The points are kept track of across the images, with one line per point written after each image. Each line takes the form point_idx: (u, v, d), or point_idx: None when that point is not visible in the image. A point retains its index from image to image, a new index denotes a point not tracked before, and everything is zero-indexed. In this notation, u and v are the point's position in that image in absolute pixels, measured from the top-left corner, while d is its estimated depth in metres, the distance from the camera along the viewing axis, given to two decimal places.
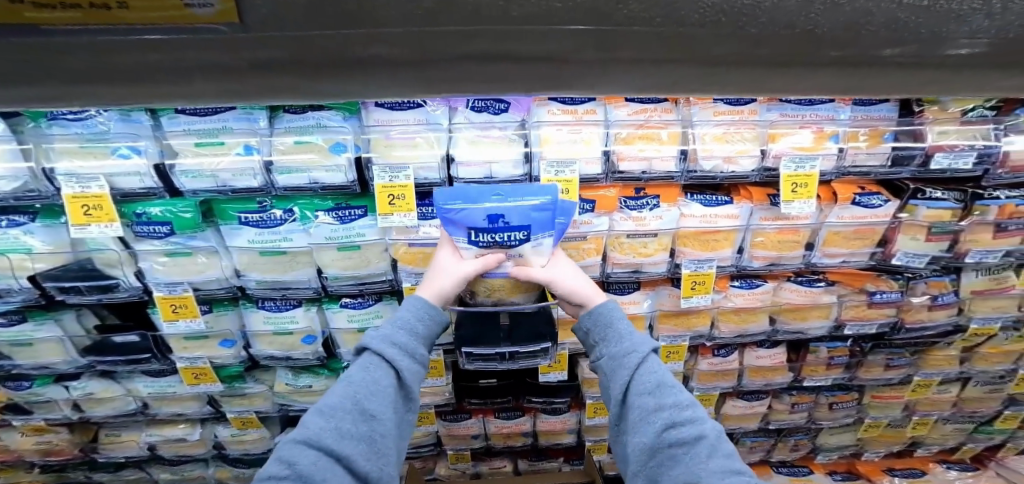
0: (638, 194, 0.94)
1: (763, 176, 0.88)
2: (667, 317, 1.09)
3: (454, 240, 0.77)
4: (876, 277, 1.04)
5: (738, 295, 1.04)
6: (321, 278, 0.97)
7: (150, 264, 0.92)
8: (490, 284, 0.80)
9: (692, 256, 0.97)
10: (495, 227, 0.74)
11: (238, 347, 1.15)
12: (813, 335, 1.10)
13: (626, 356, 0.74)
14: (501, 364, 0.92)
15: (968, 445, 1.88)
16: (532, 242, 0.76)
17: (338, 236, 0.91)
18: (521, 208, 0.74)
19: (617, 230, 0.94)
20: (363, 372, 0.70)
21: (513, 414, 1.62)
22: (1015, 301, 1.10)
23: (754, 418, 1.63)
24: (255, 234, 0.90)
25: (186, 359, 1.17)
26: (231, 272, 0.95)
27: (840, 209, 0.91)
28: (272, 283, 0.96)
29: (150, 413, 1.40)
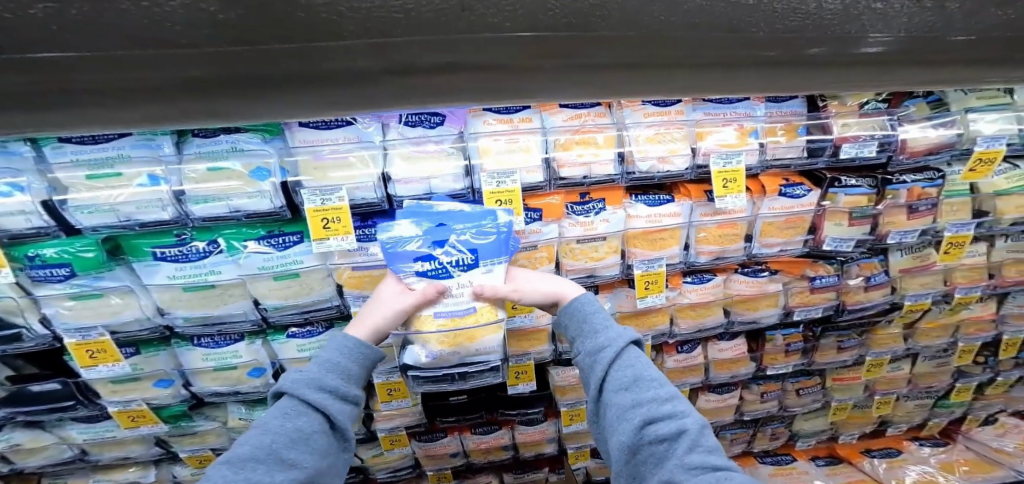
0: (583, 198, 0.93)
1: (696, 173, 0.90)
2: (627, 318, 1.09)
3: (400, 275, 0.77)
4: (813, 262, 1.08)
5: (691, 291, 1.04)
6: (259, 309, 0.94)
7: (55, 309, 0.88)
8: (442, 325, 0.77)
9: (643, 256, 0.96)
10: (443, 255, 0.76)
11: (177, 386, 1.09)
12: (766, 324, 1.11)
13: (599, 351, 0.73)
14: (452, 385, 0.84)
15: (932, 420, 1.99)
16: (479, 266, 0.78)
17: (273, 265, 0.88)
18: (467, 233, 0.77)
19: (566, 236, 0.94)
20: (283, 417, 0.67)
21: (489, 429, 1.57)
22: (940, 277, 1.17)
23: (727, 411, 1.65)
24: (176, 269, 0.87)
25: (119, 403, 1.09)
26: (153, 311, 0.92)
27: (770, 201, 0.94)
28: (202, 319, 0.94)
29: (91, 460, 1.29)
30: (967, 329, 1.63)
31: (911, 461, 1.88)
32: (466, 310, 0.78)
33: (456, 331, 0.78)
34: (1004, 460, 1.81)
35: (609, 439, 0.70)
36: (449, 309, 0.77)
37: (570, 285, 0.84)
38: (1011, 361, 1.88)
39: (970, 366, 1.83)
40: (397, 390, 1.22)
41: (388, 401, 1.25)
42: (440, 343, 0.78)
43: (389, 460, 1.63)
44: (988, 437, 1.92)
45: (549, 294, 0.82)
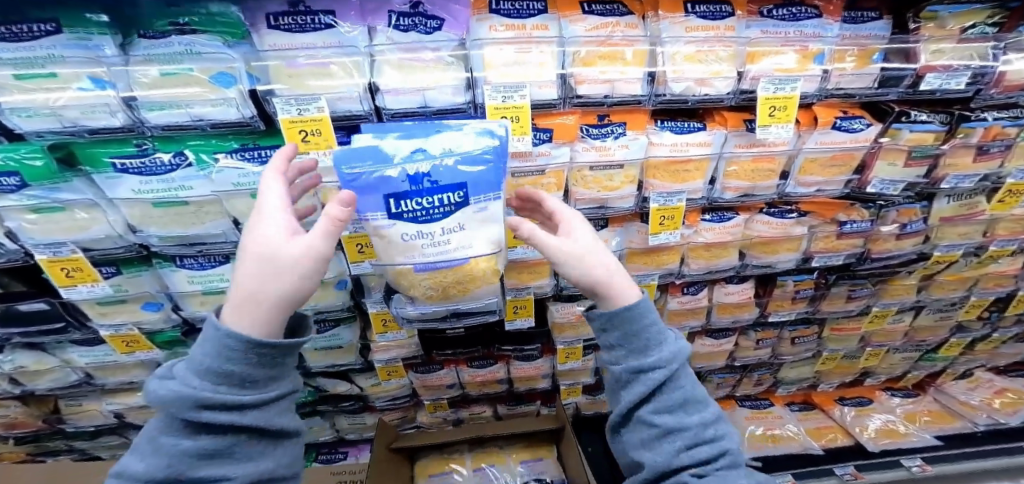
0: (602, 121, 0.82)
1: (739, 99, 0.79)
2: (636, 255, 1.04)
3: (369, 219, 0.57)
4: (849, 206, 0.99)
5: (708, 230, 0.95)
6: (240, 229, 0.87)
7: (17, 222, 0.80)
8: (429, 279, 0.61)
9: (660, 188, 0.87)
10: (419, 190, 0.56)
11: (167, 310, 1.05)
12: (781, 268, 1.06)
13: (651, 374, 0.66)
14: (447, 323, 0.72)
15: (912, 372, 2.05)
16: (471, 205, 0.58)
17: (250, 182, 0.81)
18: (450, 159, 0.57)
19: (578, 162, 0.84)
20: (173, 440, 0.55)
21: (486, 363, 1.58)
22: (979, 228, 1.09)
23: (720, 355, 1.68)
24: (140, 183, 0.77)
25: (111, 327, 1.05)
26: (124, 228, 0.84)
27: (820, 135, 0.83)
28: (179, 238, 0.87)
29: (98, 384, 1.29)
30: (983, 284, 1.57)
31: (879, 410, 2.00)
32: (456, 262, 0.59)
33: (444, 285, 0.62)
34: (966, 413, 1.93)
35: (639, 451, 0.70)
36: (433, 261, 0.59)
37: (625, 287, 0.66)
38: (1013, 320, 1.87)
39: (971, 321, 1.83)
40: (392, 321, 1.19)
41: (384, 332, 1.22)
42: (428, 298, 0.64)
43: (388, 390, 1.66)
44: (958, 390, 2.01)
45: (599, 283, 0.65)
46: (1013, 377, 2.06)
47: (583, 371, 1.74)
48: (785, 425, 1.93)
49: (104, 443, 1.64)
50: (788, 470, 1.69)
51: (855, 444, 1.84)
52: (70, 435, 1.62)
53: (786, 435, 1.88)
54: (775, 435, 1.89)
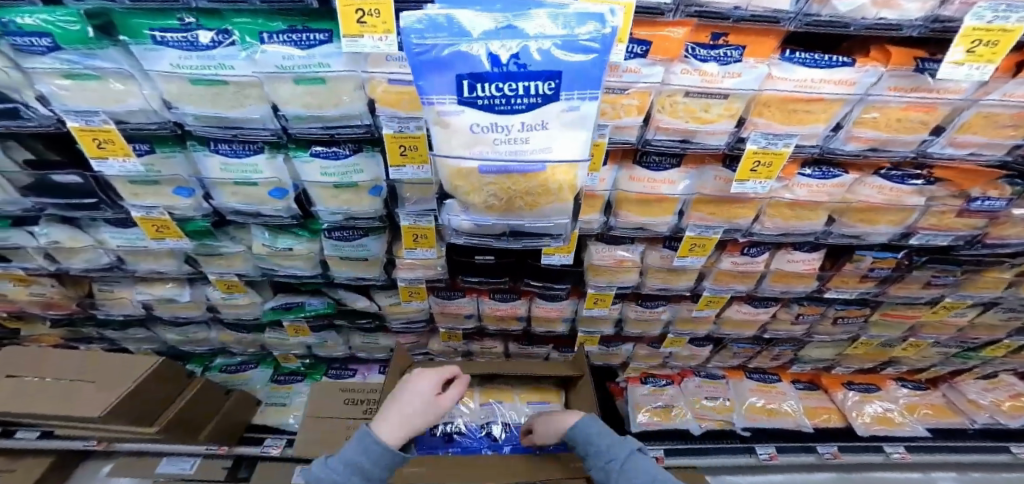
0: (715, 40, 0.61)
1: (923, 31, 0.54)
2: (703, 203, 0.92)
3: (435, 103, 0.46)
4: (994, 180, 0.81)
5: (801, 186, 0.81)
6: (279, 118, 0.78)
7: (48, 87, 0.72)
8: (494, 185, 0.52)
9: (767, 129, 0.68)
10: (502, 74, 0.43)
11: (199, 198, 1.00)
12: (869, 241, 0.93)
13: (612, 462, 0.94)
14: (502, 241, 0.64)
15: (936, 366, 2.00)
16: (561, 102, 0.45)
17: (295, 67, 0.69)
18: (547, 42, 0.43)
19: (673, 85, 0.65)
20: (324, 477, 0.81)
21: (507, 297, 1.53)
22: None
23: (752, 325, 1.62)
24: (179, 58, 0.67)
25: (142, 209, 1.01)
26: (159, 104, 0.76)
27: (1016, 86, 0.61)
28: (216, 120, 0.78)
29: (130, 268, 1.29)
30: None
31: (884, 399, 1.98)
32: (530, 167, 0.49)
33: (510, 194, 0.53)
34: (969, 410, 1.94)
35: None
36: (503, 162, 0.49)
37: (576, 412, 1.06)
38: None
39: None
40: (423, 237, 1.11)
41: (413, 248, 1.16)
42: (487, 207, 0.56)
43: (406, 312, 1.63)
44: (970, 389, 1.98)
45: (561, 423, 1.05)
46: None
47: (605, 322, 1.68)
48: (786, 401, 1.93)
49: (133, 336, 1.77)
50: (774, 444, 1.82)
51: (846, 427, 1.90)
52: (101, 323, 1.68)
53: (782, 411, 1.91)
54: (771, 409, 1.91)
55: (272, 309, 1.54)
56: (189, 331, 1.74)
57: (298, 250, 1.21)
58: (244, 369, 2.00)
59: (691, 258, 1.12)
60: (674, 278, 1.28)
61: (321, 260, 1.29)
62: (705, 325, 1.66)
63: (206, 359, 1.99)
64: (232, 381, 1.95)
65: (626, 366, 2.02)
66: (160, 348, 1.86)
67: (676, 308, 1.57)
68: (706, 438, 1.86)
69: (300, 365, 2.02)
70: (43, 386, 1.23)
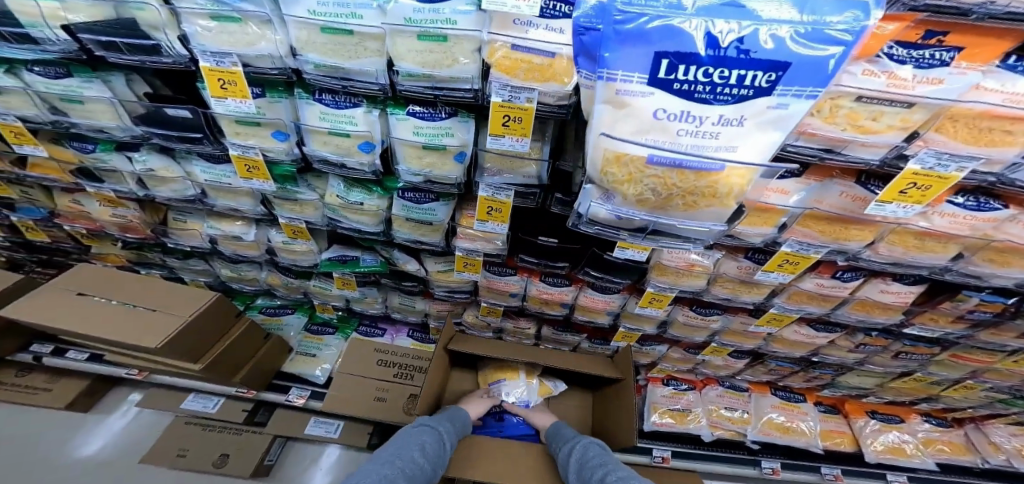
0: (925, 39, 0.53)
1: None
2: (815, 220, 0.85)
3: (618, 79, 0.40)
4: None
5: (943, 215, 0.74)
6: (392, 74, 0.73)
7: (194, 28, 0.74)
8: (658, 179, 0.46)
9: (943, 147, 0.60)
10: (716, 57, 0.38)
11: (292, 143, 0.97)
12: (991, 284, 0.86)
13: (569, 442, 1.23)
14: (632, 238, 0.58)
15: (969, 409, 1.86)
16: (772, 97, 0.40)
17: (422, 20, 0.66)
18: (783, 28, 0.39)
19: (843, 87, 0.56)
20: (416, 438, 1.11)
21: (559, 282, 1.50)
22: None
23: (805, 347, 1.55)
24: (317, 4, 0.68)
25: (239, 148, 0.99)
26: (286, 51, 0.75)
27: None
28: (332, 71, 0.75)
29: (210, 204, 1.28)
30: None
31: (906, 431, 1.90)
32: (707, 166, 0.44)
33: (672, 192, 0.48)
34: (984, 451, 1.86)
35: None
36: (679, 157, 0.43)
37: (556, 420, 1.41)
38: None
39: None
40: (497, 211, 1.06)
41: (484, 221, 1.12)
42: (639, 202, 0.50)
43: (451, 282, 1.60)
44: (998, 431, 1.87)
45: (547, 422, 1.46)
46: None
47: (650, 321, 1.63)
48: (805, 420, 1.88)
49: (191, 267, 1.79)
50: (779, 460, 1.83)
51: (855, 453, 1.88)
52: (167, 250, 1.73)
53: (798, 430, 1.86)
54: (787, 426, 1.85)
55: (329, 260, 1.54)
56: (242, 270, 1.76)
57: (368, 205, 1.18)
58: (281, 314, 2.02)
59: (776, 274, 1.06)
60: (744, 290, 1.22)
61: (386, 218, 1.25)
62: (754, 340, 1.60)
63: (249, 299, 2.04)
64: (269, 324, 1.98)
65: (654, 366, 1.98)
66: (211, 283, 1.91)
67: (730, 319, 1.51)
68: (715, 446, 1.87)
69: (332, 317, 2.01)
70: (106, 308, 1.27)
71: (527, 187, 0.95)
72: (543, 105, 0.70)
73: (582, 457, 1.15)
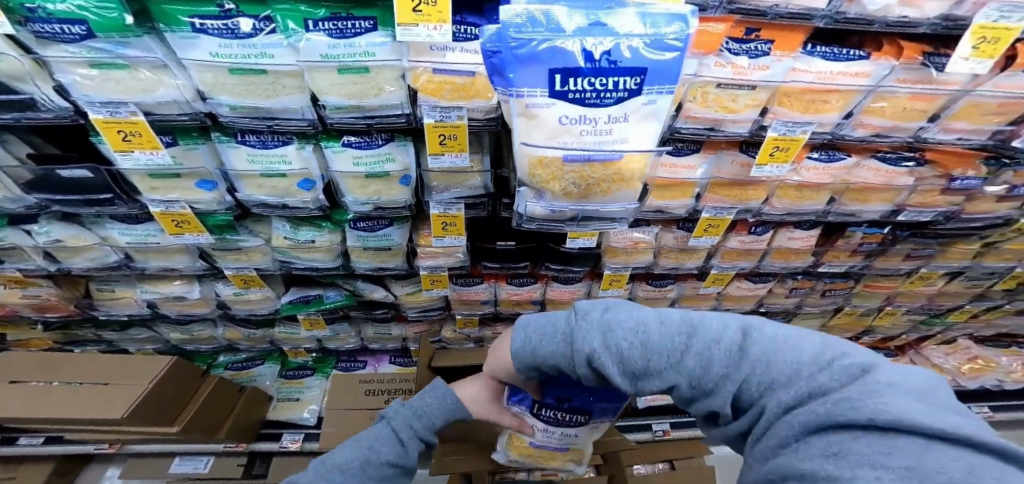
0: (748, 35, 0.70)
1: (937, 28, 0.64)
2: (720, 187, 1.01)
3: (525, 95, 0.50)
4: (974, 160, 0.90)
5: (809, 169, 0.91)
6: (317, 108, 0.78)
7: (71, 77, 0.71)
8: (575, 172, 0.57)
9: (787, 117, 0.78)
10: (594, 68, 0.48)
11: (221, 191, 0.98)
12: (864, 219, 1.03)
13: (583, 342, 0.63)
14: (569, 227, 0.70)
15: (905, 334, 2.12)
16: (644, 96, 0.51)
17: (339, 54, 0.71)
18: (636, 40, 0.48)
19: (705, 77, 0.73)
20: (371, 429, 0.82)
21: (525, 281, 1.60)
22: None
23: (751, 299, 1.72)
24: (219, 46, 0.69)
25: (160, 203, 0.98)
26: (192, 95, 0.76)
27: (1002, 78, 0.72)
28: (252, 110, 0.78)
29: (137, 267, 1.26)
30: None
31: None
32: (610, 157, 0.55)
33: (590, 181, 0.59)
34: None
35: (646, 379, 0.59)
36: (587, 153, 0.55)
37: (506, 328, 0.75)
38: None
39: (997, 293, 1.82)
40: (451, 225, 1.15)
41: (442, 237, 1.21)
42: (566, 194, 0.61)
43: (421, 301, 1.66)
44: (936, 353, 2.11)
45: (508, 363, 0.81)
46: (990, 347, 2.11)
47: None
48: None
49: (133, 337, 1.75)
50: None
51: None
52: (98, 324, 1.68)
53: None
54: None
55: (291, 302, 1.55)
56: (194, 330, 1.73)
57: (320, 241, 1.22)
58: (250, 366, 1.97)
59: (705, 238, 1.22)
60: (685, 257, 1.37)
61: (341, 251, 1.31)
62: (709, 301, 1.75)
63: (211, 357, 1.96)
64: (239, 378, 1.93)
65: None
66: (162, 349, 1.86)
67: (683, 286, 1.64)
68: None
69: (308, 359, 2.02)
70: (51, 390, 1.23)
71: (474, 198, 1.05)
72: (472, 120, 0.81)
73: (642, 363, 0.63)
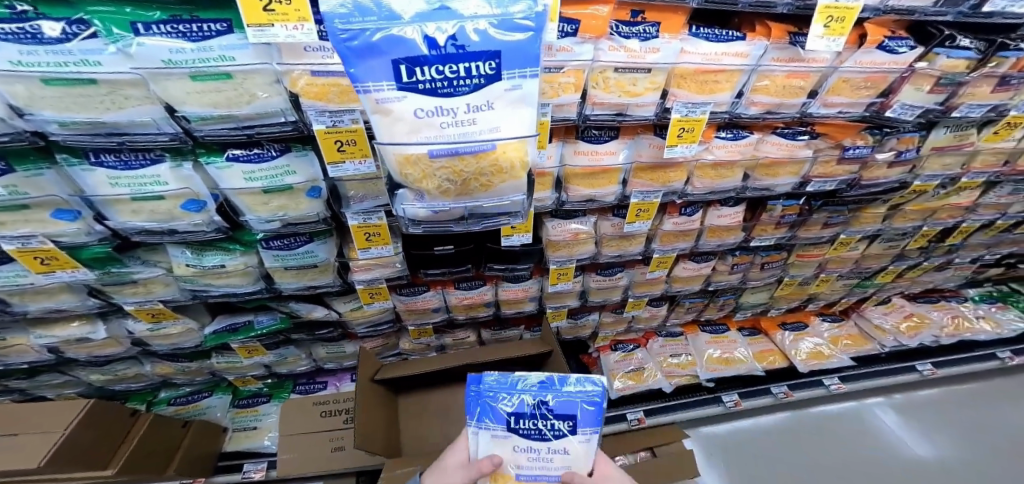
0: (635, 17, 0.70)
1: (792, 8, 0.66)
2: (643, 171, 0.94)
3: (372, 90, 0.46)
4: (859, 131, 0.94)
5: (720, 147, 0.91)
6: (177, 120, 0.71)
7: None
8: (447, 167, 0.53)
9: (686, 99, 0.77)
10: (441, 55, 0.45)
11: (88, 220, 0.88)
12: (777, 192, 1.04)
13: None
14: (460, 225, 0.66)
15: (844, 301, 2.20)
16: (504, 81, 0.47)
17: (187, 59, 0.63)
18: (482, 22, 0.45)
19: (603, 62, 0.72)
20: None
21: (474, 284, 1.31)
22: (961, 160, 1.08)
23: (696, 280, 1.49)
24: (22, 53, 0.59)
25: (14, 241, 0.87)
26: (4, 111, 0.66)
27: (861, 54, 0.75)
28: (92, 126, 0.69)
29: (17, 311, 1.10)
30: (982, 210, 1.45)
31: None
32: (481, 148, 0.51)
33: (465, 176, 0.55)
34: None
35: None
36: (452, 146, 0.50)
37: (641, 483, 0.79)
38: (972, 256, 1.83)
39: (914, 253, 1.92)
40: (377, 235, 1.01)
41: (367, 248, 1.04)
42: (443, 192, 0.57)
43: (370, 316, 1.39)
44: (874, 314, 1.93)
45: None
46: (921, 303, 1.99)
47: (574, 294, 1.44)
48: (738, 348, 1.78)
49: (48, 383, 1.43)
50: (735, 390, 1.71)
51: None
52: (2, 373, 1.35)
53: (738, 358, 1.74)
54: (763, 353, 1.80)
55: (214, 332, 1.31)
56: (116, 370, 1.44)
57: (231, 266, 1.07)
58: (197, 399, 1.65)
59: (638, 224, 1.09)
60: (627, 244, 1.21)
61: (262, 273, 1.14)
62: (660, 285, 1.47)
63: (150, 394, 1.63)
64: (185, 414, 1.61)
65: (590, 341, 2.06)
66: (86, 392, 1.53)
67: (633, 272, 1.40)
68: (678, 394, 1.71)
69: (262, 385, 1.71)
70: None
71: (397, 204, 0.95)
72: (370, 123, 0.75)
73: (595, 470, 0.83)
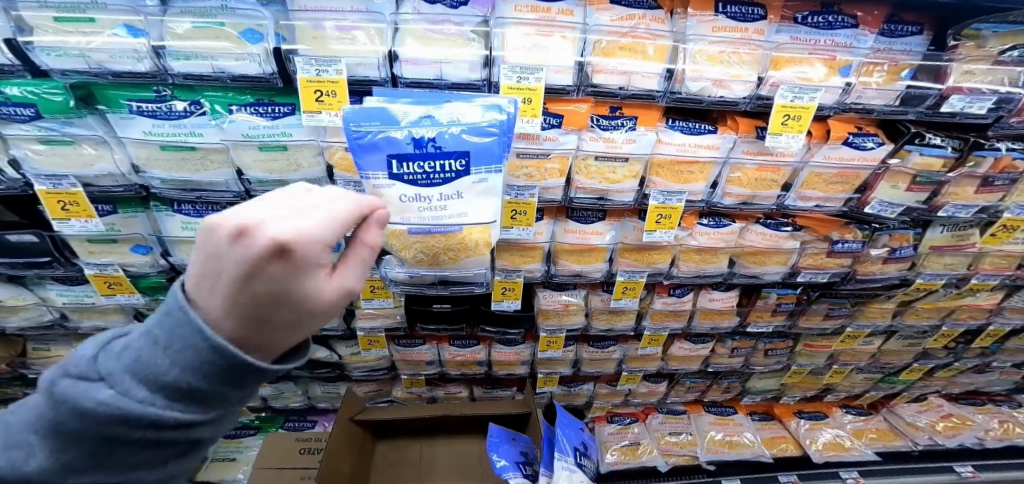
0: (613, 112, 0.79)
1: (754, 105, 0.74)
2: (628, 251, 0.99)
3: (370, 178, 0.56)
4: (843, 225, 0.97)
5: (702, 234, 0.95)
6: (242, 181, 0.83)
7: (23, 151, 0.77)
8: (420, 243, 0.61)
9: (663, 187, 0.84)
10: (424, 154, 0.55)
11: (157, 254, 1.01)
12: (767, 281, 1.04)
13: None
14: (433, 289, 0.73)
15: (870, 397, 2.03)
16: (471, 176, 0.57)
17: (260, 134, 0.78)
18: (456, 128, 0.55)
19: (585, 151, 0.80)
20: None
21: (467, 343, 1.36)
22: (966, 260, 1.06)
23: (695, 360, 1.46)
24: (153, 126, 0.75)
25: (95, 266, 1.01)
26: (128, 168, 0.81)
27: (828, 149, 0.79)
28: (181, 183, 0.83)
29: (73, 326, 1.23)
30: (1009, 313, 1.37)
31: None
32: (449, 229, 0.59)
33: (435, 250, 0.62)
34: None
35: None
36: (426, 226, 0.58)
37: None
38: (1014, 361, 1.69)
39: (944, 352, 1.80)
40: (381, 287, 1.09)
41: (370, 298, 1.12)
42: (418, 262, 0.64)
43: (368, 362, 1.44)
44: (906, 411, 1.78)
45: None
46: (963, 404, 1.82)
47: (566, 363, 1.44)
48: (743, 432, 1.68)
49: None
50: (738, 475, 1.59)
51: None
52: (30, 383, 1.48)
53: (743, 442, 1.64)
54: (771, 439, 1.68)
55: None
56: None
57: None
58: None
59: (625, 300, 1.10)
60: (616, 319, 1.22)
61: None
62: (655, 361, 1.46)
63: None
64: None
65: None
66: None
67: (627, 347, 1.39)
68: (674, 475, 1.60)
69: (253, 418, 1.75)
70: None
71: None
72: None
73: (288, 335, 0.43)
